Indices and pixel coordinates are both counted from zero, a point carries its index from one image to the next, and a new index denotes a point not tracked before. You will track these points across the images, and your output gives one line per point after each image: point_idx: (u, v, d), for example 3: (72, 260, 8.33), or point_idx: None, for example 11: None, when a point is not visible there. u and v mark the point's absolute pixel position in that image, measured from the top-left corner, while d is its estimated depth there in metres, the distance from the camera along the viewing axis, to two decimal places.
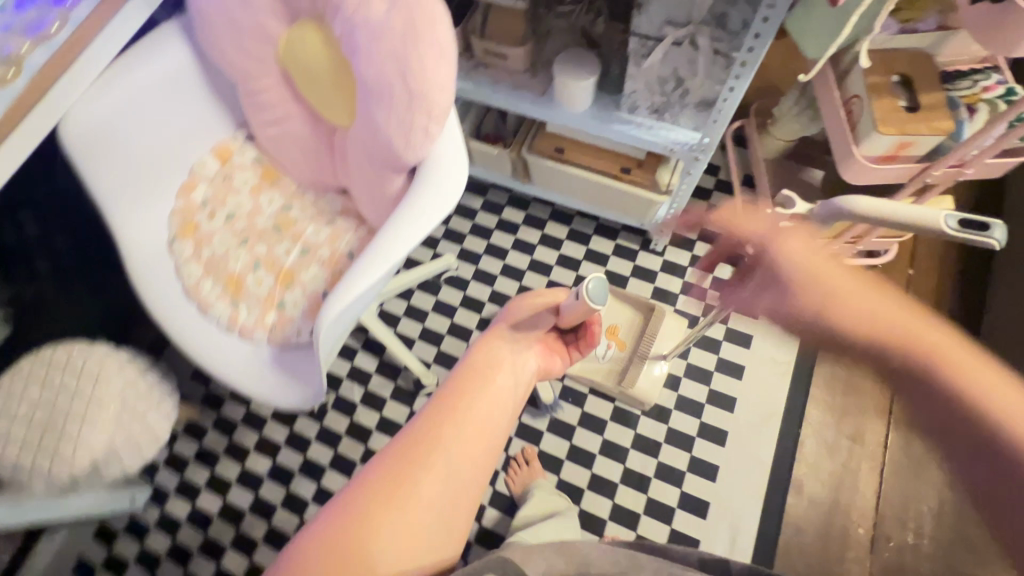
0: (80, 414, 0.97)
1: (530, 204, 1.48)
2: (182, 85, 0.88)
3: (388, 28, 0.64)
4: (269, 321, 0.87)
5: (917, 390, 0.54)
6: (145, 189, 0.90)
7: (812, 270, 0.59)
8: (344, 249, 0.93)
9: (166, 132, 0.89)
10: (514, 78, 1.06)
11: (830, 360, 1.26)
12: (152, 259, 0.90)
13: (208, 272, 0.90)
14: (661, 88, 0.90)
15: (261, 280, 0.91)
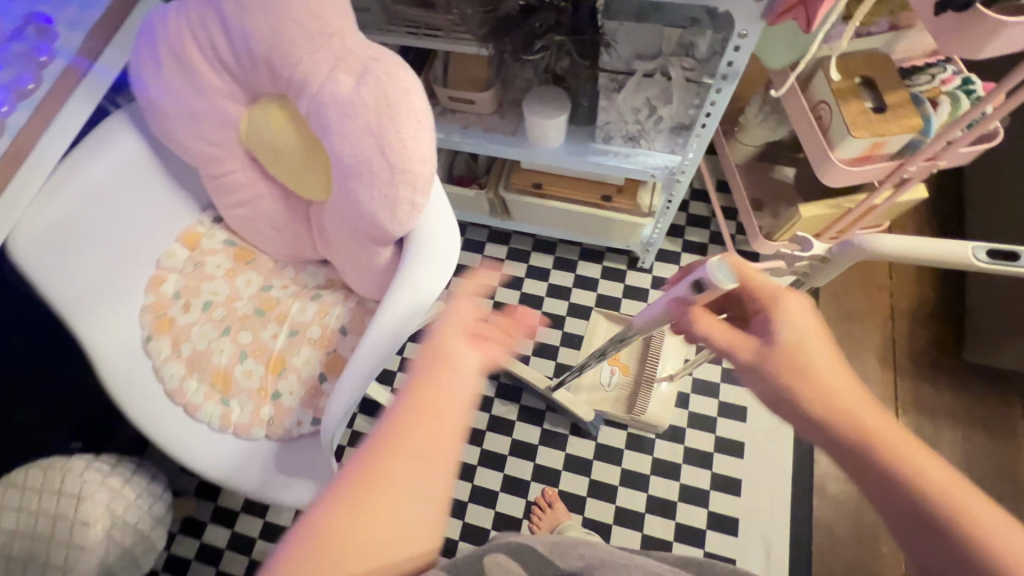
0: (64, 540, 0.87)
1: (511, 237, 1.45)
2: (138, 174, 0.82)
3: (359, 104, 0.62)
4: (266, 416, 0.82)
5: (877, 485, 0.47)
6: (110, 292, 0.82)
7: (788, 344, 0.52)
8: (336, 326, 0.87)
9: (128, 228, 0.83)
10: (483, 120, 1.04)
11: None
12: (128, 364, 0.83)
13: (191, 370, 0.84)
14: (635, 118, 0.90)
15: (249, 371, 0.85)
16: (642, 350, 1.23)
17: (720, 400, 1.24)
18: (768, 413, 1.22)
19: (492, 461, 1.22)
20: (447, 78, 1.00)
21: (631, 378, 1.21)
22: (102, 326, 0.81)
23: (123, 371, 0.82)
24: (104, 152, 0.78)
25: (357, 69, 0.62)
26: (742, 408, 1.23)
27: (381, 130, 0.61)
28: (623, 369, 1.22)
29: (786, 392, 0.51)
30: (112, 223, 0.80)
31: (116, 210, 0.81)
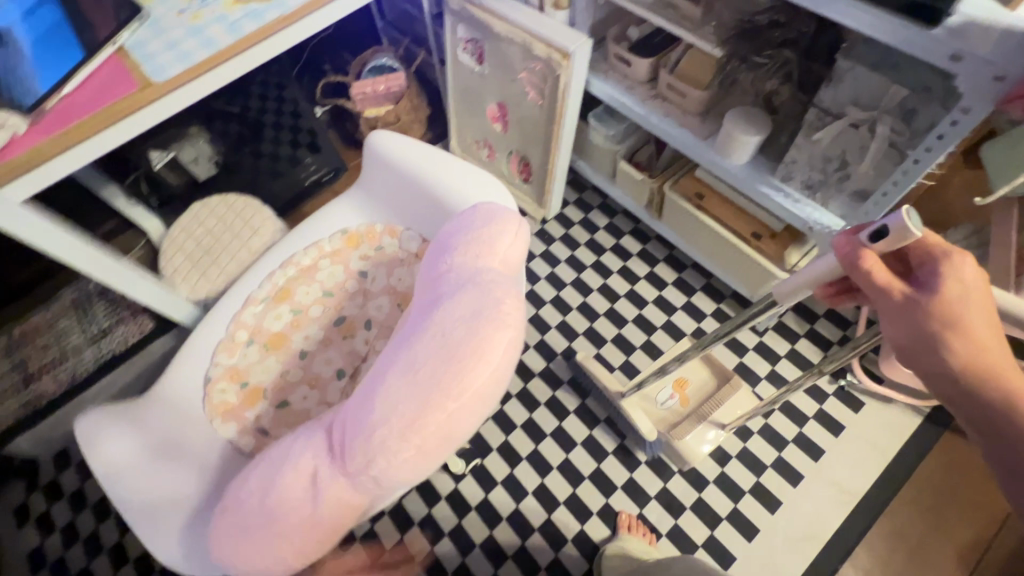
0: (233, 253, 1.29)
1: (650, 240, 1.52)
2: (433, 208, 1.02)
3: (293, 481, 0.71)
4: (226, 354, 0.98)
5: (1000, 430, 0.51)
6: (376, 207, 1.10)
7: (955, 299, 0.50)
8: (296, 405, 0.96)
9: (408, 207, 1.06)
10: (684, 116, 1.14)
11: (902, 514, 1.14)
12: (326, 227, 1.10)
13: (296, 277, 1.05)
14: (822, 166, 0.93)
15: (278, 317, 1.02)
16: (709, 392, 1.24)
17: (758, 480, 1.19)
18: (800, 522, 1.14)
19: (527, 400, 1.32)
20: (675, 69, 1.12)
21: (686, 410, 1.22)
22: (356, 208, 1.11)
23: (321, 224, 1.09)
24: (446, 178, 0.99)
25: (323, 488, 0.69)
26: (775, 501, 1.16)
27: (310, 463, 0.71)
28: (683, 400, 1.23)
29: (934, 356, 0.51)
30: (401, 191, 1.05)
31: (405, 192, 1.05)
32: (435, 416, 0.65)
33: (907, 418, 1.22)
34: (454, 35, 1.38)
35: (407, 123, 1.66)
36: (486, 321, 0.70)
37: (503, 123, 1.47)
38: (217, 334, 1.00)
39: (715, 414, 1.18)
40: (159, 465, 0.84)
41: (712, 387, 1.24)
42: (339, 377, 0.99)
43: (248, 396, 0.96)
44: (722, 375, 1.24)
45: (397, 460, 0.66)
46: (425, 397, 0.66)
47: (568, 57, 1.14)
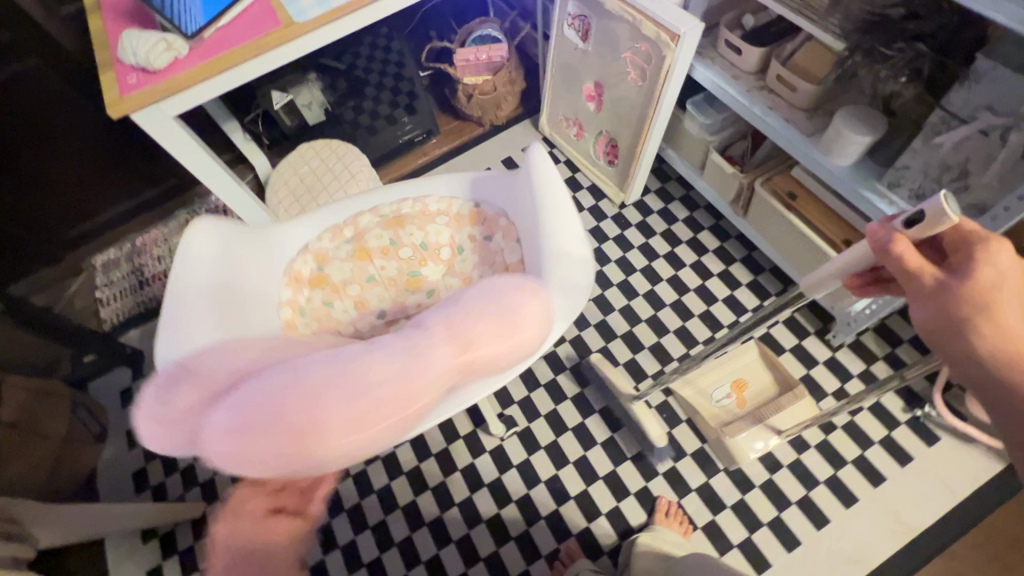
0: (330, 193, 1.39)
1: (729, 239, 1.49)
2: (534, 241, 0.83)
3: (165, 385, 0.58)
4: (329, 235, 0.90)
5: None
6: (508, 204, 0.91)
7: (992, 283, 0.48)
8: (336, 311, 0.89)
9: (523, 229, 0.87)
10: (790, 111, 1.10)
11: (963, 559, 1.07)
12: (478, 185, 0.92)
13: (417, 221, 0.91)
14: (938, 174, 0.88)
15: (377, 238, 0.90)
16: (769, 398, 1.21)
17: (808, 494, 1.15)
18: (847, 545, 1.10)
19: (580, 375, 1.35)
20: (789, 61, 1.09)
21: (742, 411, 1.20)
22: (506, 188, 0.91)
23: (470, 178, 0.92)
24: (563, 240, 0.79)
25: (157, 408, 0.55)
26: (824, 518, 1.13)
27: (209, 390, 0.56)
28: (739, 400, 1.21)
29: (964, 341, 0.48)
30: (523, 216, 0.87)
31: (527, 215, 0.86)
32: (254, 441, 0.45)
33: (987, 462, 1.14)
34: (563, 10, 1.40)
35: (502, 95, 1.71)
36: (387, 397, 0.49)
37: (597, 102, 1.48)
38: (334, 213, 0.91)
39: (772, 418, 1.15)
40: (202, 317, 0.75)
41: (773, 393, 1.21)
42: (378, 317, 0.89)
43: (317, 278, 0.89)
44: (786, 384, 1.22)
45: (208, 447, 0.47)
46: (269, 413, 0.46)
47: (677, 38, 1.13)
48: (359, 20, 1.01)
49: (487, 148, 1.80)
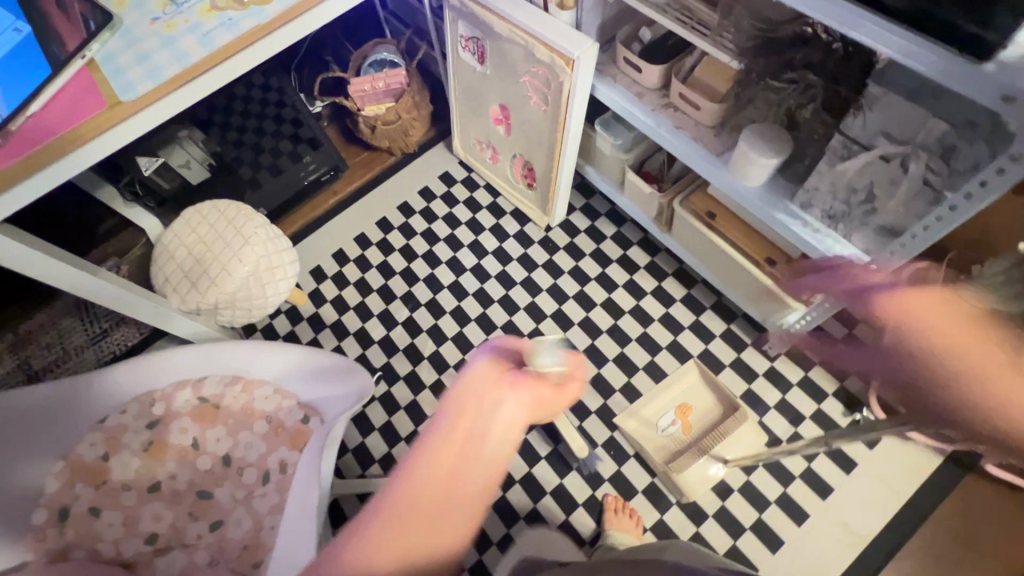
0: (222, 264, 1.25)
1: (659, 252, 1.44)
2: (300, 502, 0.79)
3: None
4: (137, 409, 0.88)
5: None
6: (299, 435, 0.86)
7: (530, 403, 0.49)
8: (105, 518, 0.83)
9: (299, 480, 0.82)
10: (697, 130, 1.04)
11: (913, 562, 1.07)
12: (292, 378, 0.88)
13: (226, 421, 0.87)
14: (846, 196, 0.84)
15: (182, 431, 0.87)
16: (713, 421, 1.20)
17: (760, 517, 1.13)
18: (802, 566, 1.09)
19: None
20: (688, 76, 1.03)
21: (687, 438, 1.19)
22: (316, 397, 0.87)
23: (295, 370, 0.87)
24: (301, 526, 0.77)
25: None
26: (777, 540, 1.11)
27: None
28: (684, 426, 1.20)
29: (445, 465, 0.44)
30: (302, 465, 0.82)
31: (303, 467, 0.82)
32: None
33: (927, 458, 1.14)
34: (454, 32, 1.30)
35: (407, 122, 1.59)
36: None
37: (505, 126, 1.39)
38: (151, 382, 0.87)
39: (717, 447, 1.15)
40: None
41: (716, 416, 1.20)
42: (146, 542, 0.82)
43: (102, 468, 0.85)
44: (728, 405, 1.20)
45: None
46: None
47: (572, 63, 1.05)
48: (202, 89, 0.87)
49: (402, 179, 1.68)
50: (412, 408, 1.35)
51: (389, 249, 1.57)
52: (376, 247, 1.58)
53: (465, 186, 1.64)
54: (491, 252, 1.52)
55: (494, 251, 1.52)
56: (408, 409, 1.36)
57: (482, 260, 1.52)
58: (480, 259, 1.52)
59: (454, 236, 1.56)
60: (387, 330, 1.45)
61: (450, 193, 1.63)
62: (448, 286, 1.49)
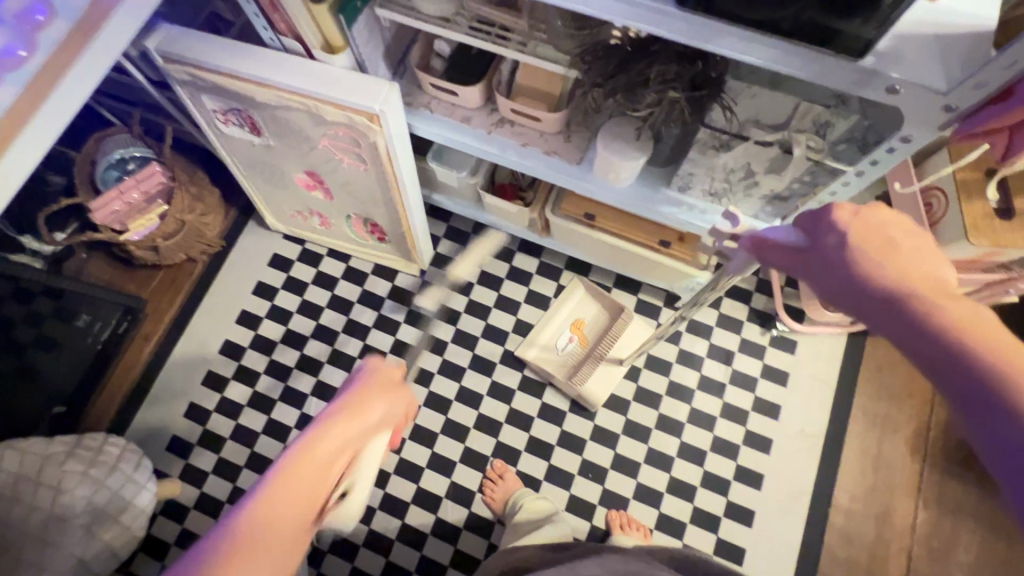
0: (40, 533, 0.90)
1: (544, 250, 1.35)
2: None
3: None
4: None
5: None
6: None
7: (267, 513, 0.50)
8: None
9: None
10: (545, 140, 0.91)
11: (861, 434, 1.20)
12: None
13: None
14: (725, 176, 0.79)
15: None
16: (605, 326, 1.25)
17: (737, 464, 1.19)
18: (785, 486, 1.17)
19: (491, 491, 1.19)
20: (511, 88, 0.90)
21: (585, 350, 1.23)
22: None
23: None
24: None
25: None
26: (759, 476, 1.18)
27: None
28: (581, 340, 1.24)
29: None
30: None
31: None
32: None
33: (837, 341, 1.26)
34: (201, 107, 0.98)
35: (197, 221, 1.24)
36: None
37: (323, 190, 1.13)
38: None
39: (612, 350, 1.20)
40: None
41: (606, 318, 1.25)
42: None
43: None
44: (613, 306, 1.25)
45: None
46: None
47: (376, 118, 0.83)
48: None
49: (225, 285, 1.35)
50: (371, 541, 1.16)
51: (254, 376, 1.28)
52: (236, 380, 1.28)
53: (305, 262, 1.37)
54: (373, 326, 1.31)
55: (375, 323, 1.31)
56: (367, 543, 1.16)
57: (367, 339, 1.30)
58: (365, 339, 1.30)
59: (322, 327, 1.31)
60: None
61: (292, 278, 1.35)
62: None
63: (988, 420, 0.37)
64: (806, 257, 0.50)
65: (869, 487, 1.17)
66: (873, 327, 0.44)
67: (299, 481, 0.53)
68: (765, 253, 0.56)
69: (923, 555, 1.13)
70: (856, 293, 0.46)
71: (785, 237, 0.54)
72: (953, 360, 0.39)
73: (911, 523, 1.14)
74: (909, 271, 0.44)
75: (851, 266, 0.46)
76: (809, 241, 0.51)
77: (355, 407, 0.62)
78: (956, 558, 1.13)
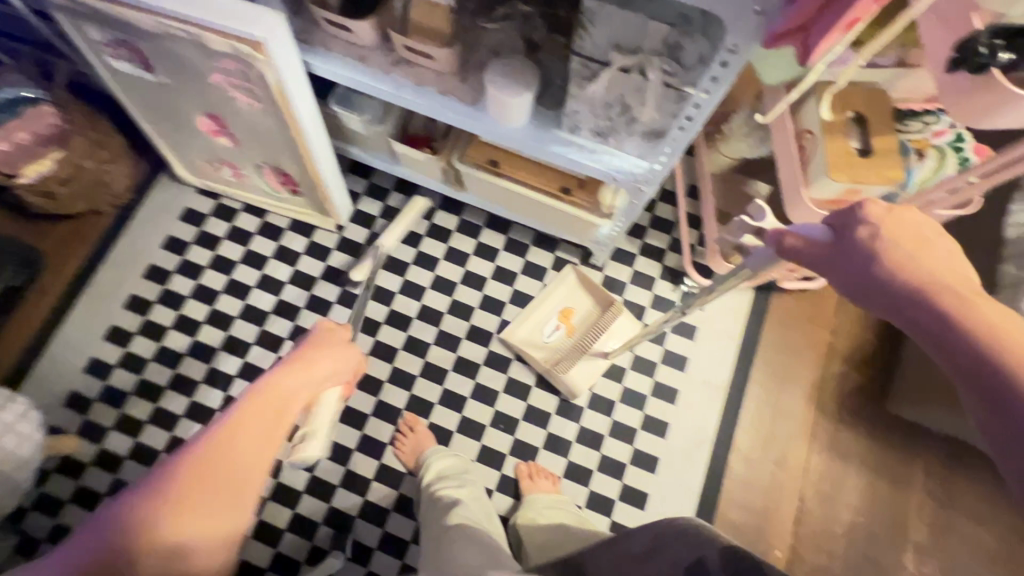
0: None
1: (464, 208, 1.35)
2: None
3: None
4: None
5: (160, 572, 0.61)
6: None
7: (217, 446, 0.68)
8: None
9: None
10: (440, 80, 0.92)
11: (761, 383, 1.25)
12: None
13: None
14: (605, 112, 0.80)
15: None
16: (595, 321, 1.24)
17: (644, 413, 1.22)
18: (688, 434, 1.21)
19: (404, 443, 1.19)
20: (406, 24, 0.88)
21: (573, 340, 1.23)
22: None
23: None
24: None
25: None
26: (665, 425, 1.22)
27: None
28: (568, 329, 1.23)
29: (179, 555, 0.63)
30: None
31: None
32: None
33: (743, 297, 1.31)
34: (87, 39, 0.94)
35: (98, 168, 1.20)
36: None
37: (228, 136, 1.10)
38: None
39: (597, 344, 1.20)
40: None
41: (597, 315, 1.24)
42: None
43: None
44: (605, 301, 1.24)
45: None
46: None
47: (260, 47, 0.82)
48: None
49: (132, 239, 1.30)
50: (279, 493, 1.16)
51: (160, 332, 1.25)
52: (142, 335, 1.24)
53: (219, 217, 1.33)
54: (288, 281, 1.29)
55: (290, 278, 1.29)
56: (275, 495, 1.15)
57: (282, 295, 1.28)
58: (279, 294, 1.28)
59: (235, 282, 1.29)
60: (206, 425, 1.19)
61: (205, 233, 1.32)
62: (256, 340, 1.25)
63: (1009, 399, 0.45)
64: (840, 251, 0.53)
65: (767, 435, 1.22)
66: (899, 319, 0.50)
67: (250, 422, 0.72)
68: (793, 249, 0.56)
69: (815, 496, 1.19)
70: (885, 288, 0.50)
71: (821, 234, 0.55)
72: (985, 349, 0.46)
73: (804, 468, 1.20)
74: (936, 267, 0.50)
75: (883, 264, 0.50)
76: (843, 237, 0.53)
77: (301, 367, 0.83)
78: (845, 498, 1.19)
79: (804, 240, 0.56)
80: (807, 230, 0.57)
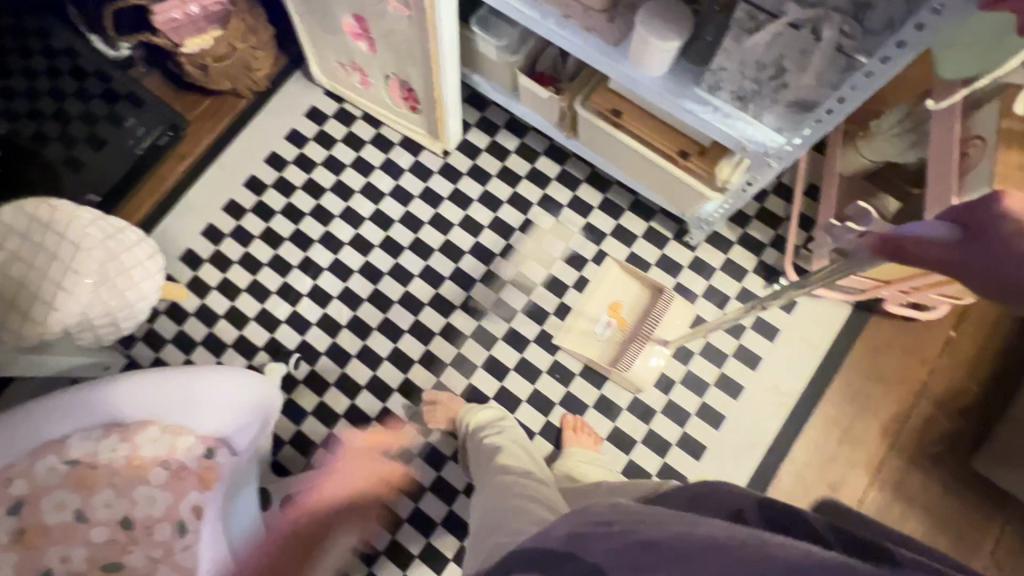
0: (57, 280, 0.98)
1: (569, 158, 1.35)
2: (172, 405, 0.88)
3: None
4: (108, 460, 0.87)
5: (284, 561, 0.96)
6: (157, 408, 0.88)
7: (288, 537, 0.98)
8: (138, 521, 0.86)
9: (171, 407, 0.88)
10: (585, 13, 0.87)
11: (835, 403, 1.19)
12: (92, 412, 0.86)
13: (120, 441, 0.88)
14: (755, 73, 0.76)
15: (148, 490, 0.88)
16: (644, 308, 1.21)
17: (703, 401, 1.20)
18: (743, 432, 1.18)
19: (463, 368, 1.24)
20: None
21: (626, 333, 1.20)
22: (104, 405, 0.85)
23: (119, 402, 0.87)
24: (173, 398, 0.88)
25: None
26: (720, 417, 1.19)
27: None
28: (619, 323, 1.21)
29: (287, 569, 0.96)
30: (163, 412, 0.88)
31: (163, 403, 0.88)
32: None
33: (838, 311, 1.23)
34: None
35: (247, 53, 1.29)
36: None
37: (367, 41, 1.15)
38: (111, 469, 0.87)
39: (657, 332, 1.17)
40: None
41: (645, 301, 1.22)
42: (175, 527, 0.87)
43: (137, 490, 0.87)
44: (653, 287, 1.22)
45: None
46: None
47: None
48: None
49: (260, 125, 1.40)
50: (342, 382, 1.25)
51: (269, 214, 1.35)
52: (253, 213, 1.35)
53: (339, 120, 1.41)
54: (388, 194, 1.35)
55: (391, 191, 1.35)
56: (339, 383, 1.25)
57: (380, 205, 1.35)
58: (377, 204, 1.35)
59: (341, 184, 1.36)
60: (293, 306, 1.29)
61: (323, 132, 1.40)
62: (349, 241, 1.33)
63: None
64: (967, 249, 0.48)
65: (827, 456, 1.16)
66: None
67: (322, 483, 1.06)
68: (905, 246, 0.52)
69: None
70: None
71: (941, 234, 0.50)
72: None
73: (859, 499, 1.14)
74: None
75: None
76: (972, 233, 0.48)
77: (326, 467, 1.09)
78: None
79: (921, 238, 0.51)
80: (924, 229, 0.51)
